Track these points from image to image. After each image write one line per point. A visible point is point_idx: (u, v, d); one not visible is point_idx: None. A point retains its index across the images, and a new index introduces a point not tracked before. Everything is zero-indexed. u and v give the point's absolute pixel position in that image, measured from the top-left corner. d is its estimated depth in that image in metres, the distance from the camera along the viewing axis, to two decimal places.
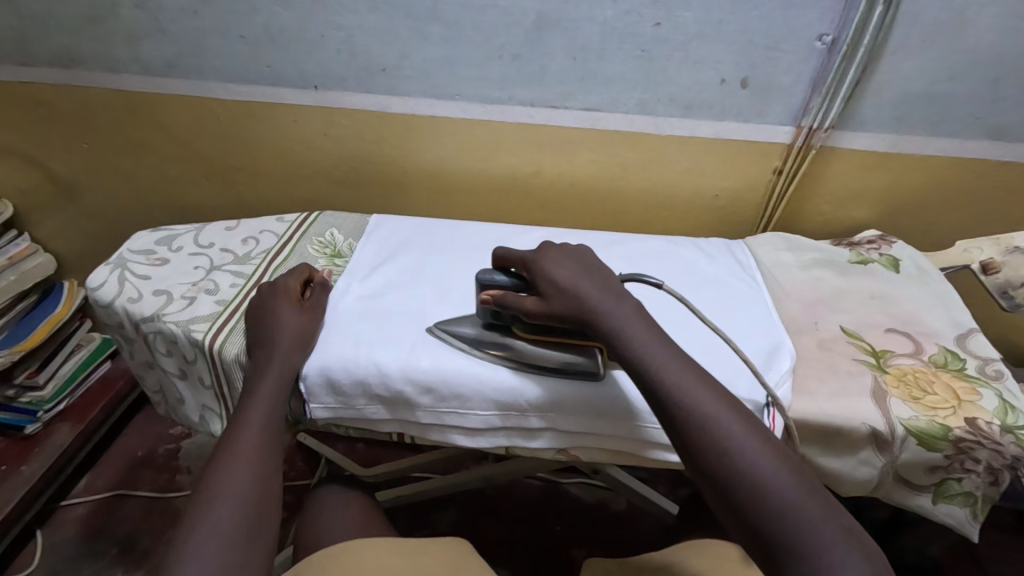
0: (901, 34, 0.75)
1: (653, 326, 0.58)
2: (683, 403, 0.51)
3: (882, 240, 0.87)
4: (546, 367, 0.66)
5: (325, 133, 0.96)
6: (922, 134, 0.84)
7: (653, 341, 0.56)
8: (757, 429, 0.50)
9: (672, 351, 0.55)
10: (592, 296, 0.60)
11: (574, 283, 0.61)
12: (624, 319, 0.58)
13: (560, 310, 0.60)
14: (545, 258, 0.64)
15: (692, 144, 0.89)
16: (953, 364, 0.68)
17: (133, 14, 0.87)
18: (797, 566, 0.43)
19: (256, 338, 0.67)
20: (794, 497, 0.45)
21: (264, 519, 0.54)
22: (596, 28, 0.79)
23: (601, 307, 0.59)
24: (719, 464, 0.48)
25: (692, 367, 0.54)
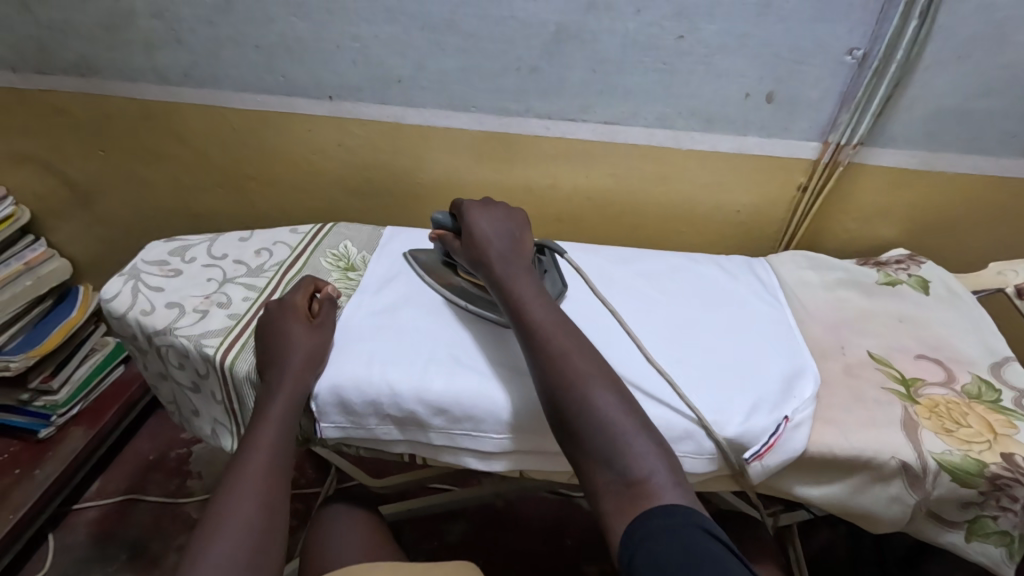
0: (936, 50, 0.72)
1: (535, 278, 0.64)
2: (541, 339, 0.57)
3: (911, 261, 0.84)
4: (467, 302, 0.74)
5: (339, 143, 0.95)
6: (954, 151, 0.81)
7: (529, 288, 0.61)
8: (600, 363, 0.56)
9: (544, 297, 0.61)
10: (491, 249, 0.65)
11: (481, 233, 0.67)
12: (510, 269, 0.63)
13: (466, 256, 0.68)
14: (472, 209, 0.70)
15: (714, 159, 0.87)
16: (987, 395, 0.65)
17: (150, 24, 0.87)
18: (607, 476, 0.50)
19: (269, 356, 0.66)
20: (619, 419, 0.51)
21: (267, 550, 0.54)
22: (618, 40, 0.77)
23: (496, 260, 0.64)
24: (561, 391, 0.53)
25: (556, 310, 0.60)
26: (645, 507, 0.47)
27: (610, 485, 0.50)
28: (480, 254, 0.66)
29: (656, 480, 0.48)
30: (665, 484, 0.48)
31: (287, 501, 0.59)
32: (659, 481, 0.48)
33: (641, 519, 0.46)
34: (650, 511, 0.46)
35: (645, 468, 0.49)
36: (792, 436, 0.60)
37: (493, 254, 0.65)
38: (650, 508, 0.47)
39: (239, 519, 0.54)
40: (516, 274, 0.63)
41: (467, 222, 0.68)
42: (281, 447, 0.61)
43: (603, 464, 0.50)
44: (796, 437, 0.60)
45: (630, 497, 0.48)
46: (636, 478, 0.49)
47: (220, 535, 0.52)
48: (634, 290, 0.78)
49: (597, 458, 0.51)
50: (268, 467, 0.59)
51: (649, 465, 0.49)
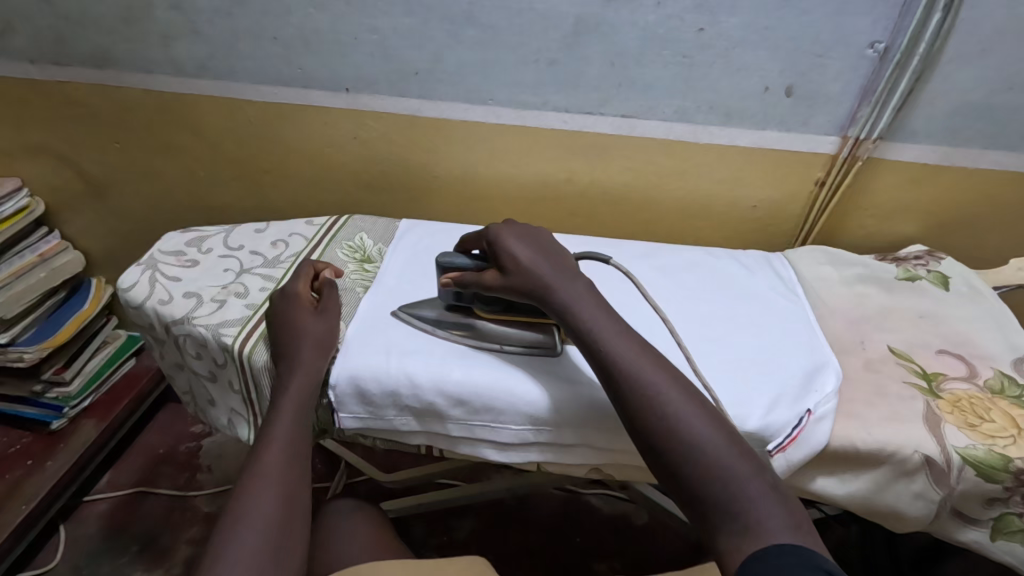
0: (958, 43, 0.72)
1: (604, 305, 0.60)
2: (627, 373, 0.53)
3: (930, 257, 0.83)
4: (504, 342, 0.68)
5: (355, 135, 0.95)
6: (975, 146, 0.81)
7: (602, 317, 0.58)
8: (694, 395, 0.52)
9: (621, 327, 0.57)
10: (547, 274, 0.62)
11: (530, 260, 0.63)
12: (578, 296, 0.60)
13: (513, 287, 0.63)
14: (503, 234, 0.66)
15: (732, 153, 0.86)
16: (1010, 390, 0.64)
17: (168, 16, 0.87)
18: (724, 520, 0.46)
19: (280, 345, 0.66)
20: (726, 455, 0.48)
21: (290, 540, 0.53)
22: (636, 33, 0.77)
23: (556, 285, 0.61)
24: (659, 430, 0.50)
25: (636, 340, 0.56)
26: (767, 550, 0.43)
27: (725, 529, 0.46)
28: (534, 281, 0.62)
29: (772, 520, 0.44)
30: (783, 524, 0.44)
31: (307, 491, 0.58)
32: (776, 523, 0.44)
33: (755, 561, 0.43)
34: (770, 551, 0.43)
35: (763, 508, 0.45)
36: (811, 427, 0.60)
37: (549, 281, 0.61)
38: (767, 548, 0.43)
39: (260, 508, 0.53)
40: (583, 300, 0.60)
41: (506, 251, 0.64)
42: (298, 438, 0.60)
43: (714, 505, 0.47)
44: (816, 429, 0.60)
45: (748, 539, 0.44)
46: (754, 520, 0.45)
47: (242, 524, 0.52)
48: (652, 285, 0.77)
49: (708, 497, 0.47)
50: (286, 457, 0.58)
51: (767, 505, 0.45)
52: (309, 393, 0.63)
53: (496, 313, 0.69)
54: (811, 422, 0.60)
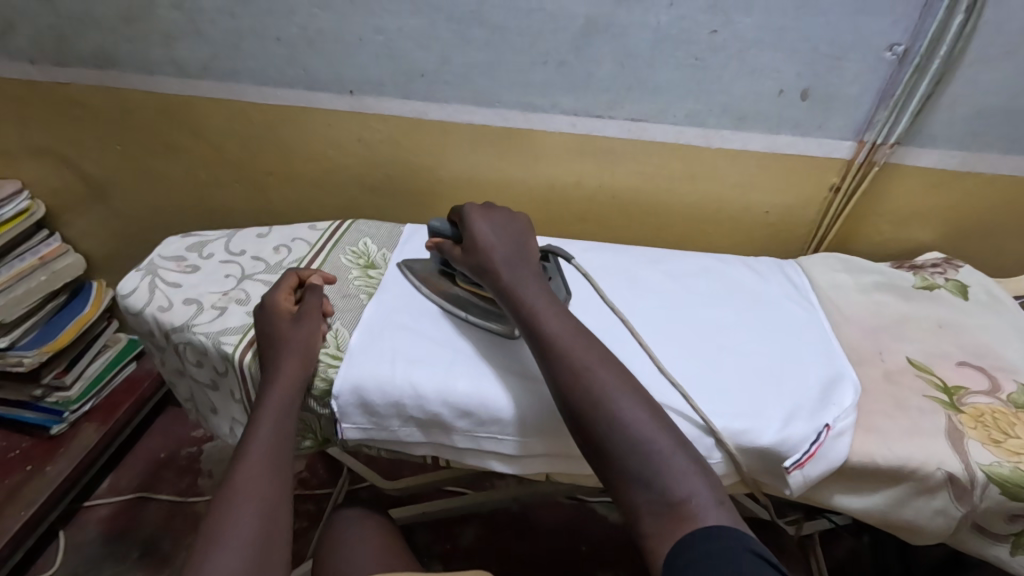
0: (980, 45, 0.70)
1: (546, 288, 0.62)
2: (564, 356, 0.54)
3: (947, 264, 0.81)
4: (468, 315, 0.70)
5: (359, 138, 0.93)
6: (995, 152, 0.79)
7: (541, 300, 0.59)
8: (622, 375, 0.54)
9: (558, 308, 0.59)
10: (495, 256, 0.63)
11: (484, 241, 0.65)
12: (521, 278, 0.62)
13: (469, 265, 0.66)
14: (473, 213, 0.68)
15: (745, 158, 0.84)
16: None
17: (170, 16, 0.85)
18: (646, 497, 0.48)
19: (265, 354, 0.65)
20: (650, 434, 0.50)
21: (273, 554, 0.51)
22: (649, 34, 0.75)
23: (500, 267, 0.63)
24: (590, 412, 0.51)
25: (572, 323, 0.58)
26: (693, 531, 0.45)
27: (649, 507, 0.48)
28: (484, 261, 0.64)
29: (693, 496, 0.46)
30: (704, 500, 0.47)
31: (291, 504, 0.56)
32: (699, 499, 0.47)
33: (686, 543, 0.44)
34: (698, 534, 0.44)
35: (684, 486, 0.47)
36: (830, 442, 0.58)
37: (496, 263, 0.63)
38: (692, 532, 0.45)
39: (239, 524, 0.51)
40: (523, 282, 0.61)
41: (471, 228, 0.66)
42: (281, 449, 0.58)
43: (639, 483, 0.48)
44: (835, 444, 0.58)
45: (672, 519, 0.46)
46: (674, 497, 0.47)
47: (221, 541, 0.50)
48: (663, 292, 0.75)
49: (633, 478, 0.49)
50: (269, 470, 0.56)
51: (688, 482, 0.47)
52: (291, 404, 0.61)
53: (470, 287, 0.71)
54: (830, 437, 0.58)
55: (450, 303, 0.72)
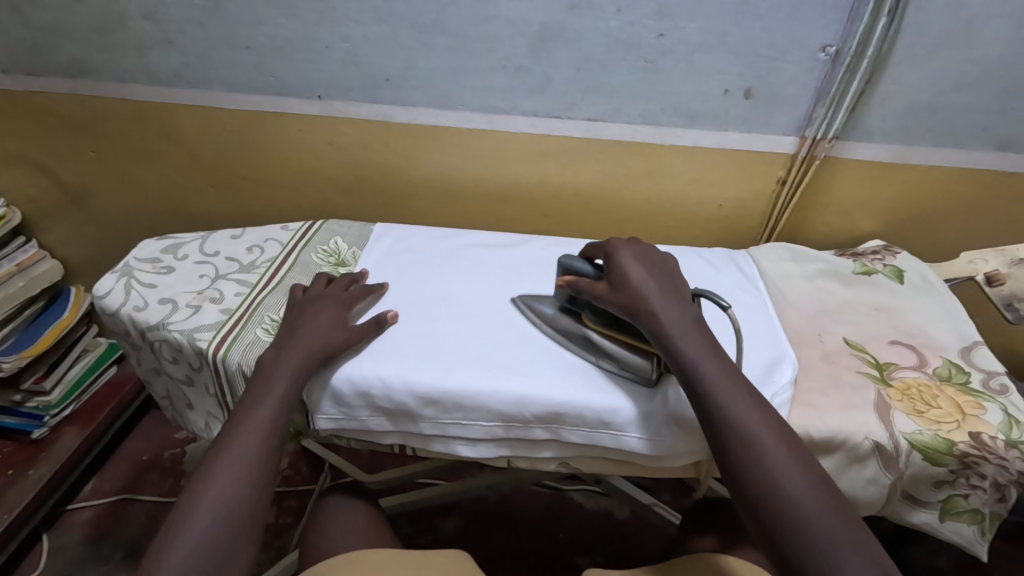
0: (906, 46, 0.75)
1: (719, 351, 0.59)
2: (740, 427, 0.53)
3: (887, 251, 0.87)
4: (601, 357, 0.68)
5: (330, 142, 0.96)
6: (927, 145, 0.84)
7: (709, 354, 0.58)
8: (803, 458, 0.51)
9: (731, 373, 0.56)
10: (652, 298, 0.62)
11: (643, 281, 0.63)
12: (688, 336, 0.59)
13: (616, 301, 0.64)
14: (619, 249, 0.67)
15: (697, 154, 0.89)
16: (957, 377, 0.67)
17: (142, 26, 0.88)
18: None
19: (288, 329, 0.69)
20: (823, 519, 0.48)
21: (246, 524, 0.53)
22: (600, 39, 0.79)
23: (662, 314, 0.61)
24: (762, 489, 0.50)
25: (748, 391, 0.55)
26: None
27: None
28: (639, 300, 0.62)
29: None
30: None
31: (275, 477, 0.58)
32: None
33: None
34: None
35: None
36: None
37: (655, 307, 0.61)
38: None
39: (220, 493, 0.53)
40: (690, 336, 0.59)
41: (618, 265, 0.65)
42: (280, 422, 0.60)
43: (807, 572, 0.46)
44: None
45: None
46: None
47: (201, 508, 0.52)
48: None
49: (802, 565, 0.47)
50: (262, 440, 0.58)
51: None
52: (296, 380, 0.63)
53: (603, 329, 0.68)
54: None
55: (574, 337, 0.70)
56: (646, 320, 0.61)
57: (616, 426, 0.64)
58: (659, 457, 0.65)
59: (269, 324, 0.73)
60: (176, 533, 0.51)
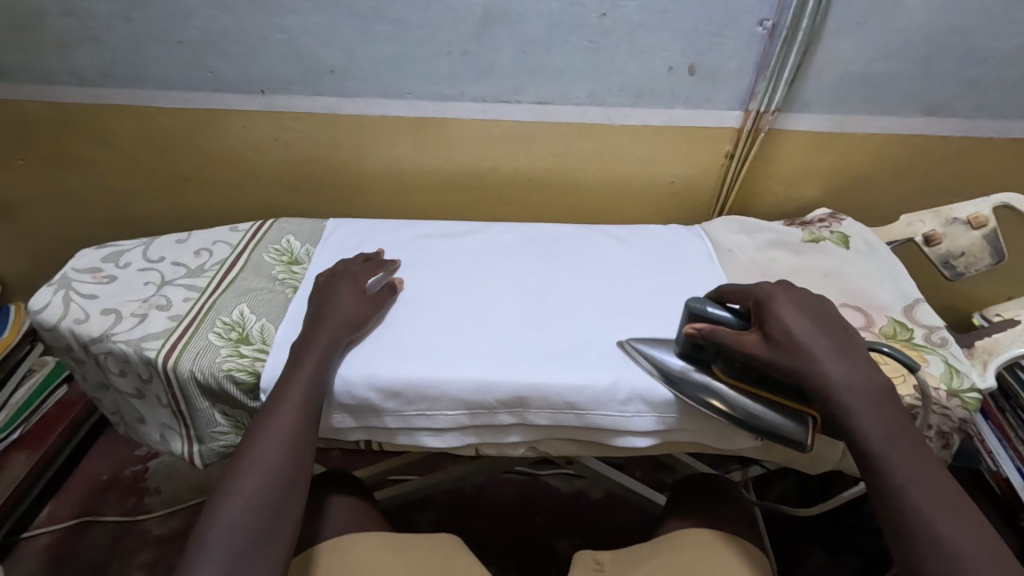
0: (838, 18, 0.77)
1: (904, 425, 0.54)
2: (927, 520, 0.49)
3: (832, 218, 0.89)
4: (738, 415, 0.61)
5: (276, 138, 0.94)
6: (863, 114, 0.87)
7: (882, 418, 0.54)
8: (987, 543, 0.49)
9: (897, 429, 0.54)
10: (816, 349, 0.57)
11: (809, 335, 0.58)
12: (869, 407, 0.55)
13: (779, 360, 0.57)
14: (776, 296, 0.61)
15: (646, 133, 0.90)
16: (901, 334, 0.70)
17: (62, 23, 0.83)
18: None
19: (316, 311, 0.70)
20: None
21: (277, 516, 0.54)
22: (543, 21, 0.78)
23: (829, 370, 0.56)
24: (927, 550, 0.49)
25: (935, 474, 0.52)
26: None
27: None
28: (801, 355, 0.57)
29: None
30: None
31: (308, 477, 0.58)
32: None
33: None
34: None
35: None
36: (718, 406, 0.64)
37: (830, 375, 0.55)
38: None
39: (250, 491, 0.54)
40: (856, 391, 0.55)
41: (777, 316, 0.59)
42: (312, 412, 0.61)
43: None
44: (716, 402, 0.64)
45: None
46: None
47: (227, 508, 0.53)
48: (578, 266, 0.81)
49: None
50: (293, 433, 0.58)
51: None
52: (324, 368, 0.63)
53: (747, 386, 0.61)
54: None
55: (707, 394, 0.63)
56: (816, 380, 0.56)
57: (581, 406, 0.65)
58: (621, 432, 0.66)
59: (221, 327, 0.71)
60: (205, 537, 0.51)
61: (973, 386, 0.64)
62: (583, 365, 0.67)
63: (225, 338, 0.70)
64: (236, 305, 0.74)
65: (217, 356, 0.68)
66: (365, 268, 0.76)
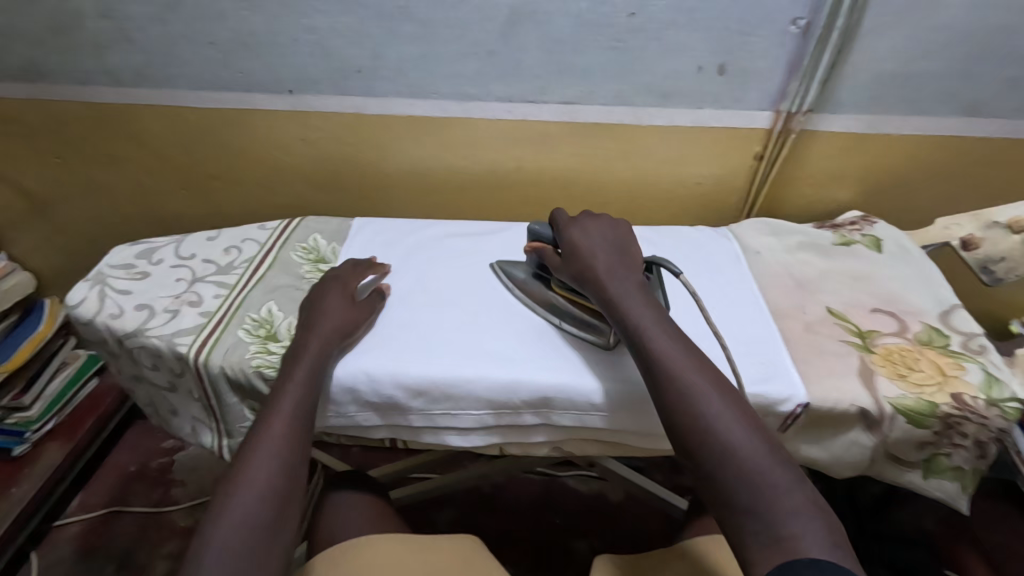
0: (875, 16, 0.75)
1: (659, 308, 0.60)
2: (667, 365, 0.54)
3: (864, 221, 0.87)
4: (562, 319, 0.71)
5: (303, 137, 0.95)
6: (898, 114, 0.85)
7: (644, 304, 0.59)
8: (736, 400, 0.52)
9: (660, 315, 0.58)
10: (596, 259, 0.64)
11: (591, 248, 0.65)
12: (633, 296, 0.60)
13: (570, 272, 0.66)
14: (571, 221, 0.70)
15: (672, 133, 0.89)
16: (938, 341, 0.68)
17: (99, 25, 0.85)
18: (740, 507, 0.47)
19: (303, 324, 0.69)
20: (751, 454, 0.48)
21: (276, 539, 0.53)
22: (571, 21, 0.78)
23: (605, 274, 0.63)
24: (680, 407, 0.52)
25: (688, 345, 0.56)
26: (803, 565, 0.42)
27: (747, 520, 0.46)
28: (585, 266, 0.64)
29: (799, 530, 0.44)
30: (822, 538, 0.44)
31: (300, 492, 0.57)
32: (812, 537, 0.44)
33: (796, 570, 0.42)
34: (795, 566, 0.42)
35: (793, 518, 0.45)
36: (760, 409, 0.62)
37: (602, 269, 0.63)
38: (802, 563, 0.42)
39: (245, 511, 0.52)
40: (627, 290, 0.61)
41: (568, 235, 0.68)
42: (304, 429, 0.60)
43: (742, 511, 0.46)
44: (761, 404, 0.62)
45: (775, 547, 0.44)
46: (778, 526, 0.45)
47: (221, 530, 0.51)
48: None
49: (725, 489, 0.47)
50: (287, 453, 0.57)
51: (794, 513, 0.45)
52: (315, 381, 0.62)
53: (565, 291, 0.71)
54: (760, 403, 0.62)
55: (542, 302, 0.73)
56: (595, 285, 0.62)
57: (606, 408, 0.64)
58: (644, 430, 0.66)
59: (249, 324, 0.72)
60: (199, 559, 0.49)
61: (1013, 396, 0.62)
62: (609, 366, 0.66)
63: (254, 334, 0.71)
64: (264, 303, 0.75)
65: (246, 353, 0.69)
66: (353, 271, 0.76)
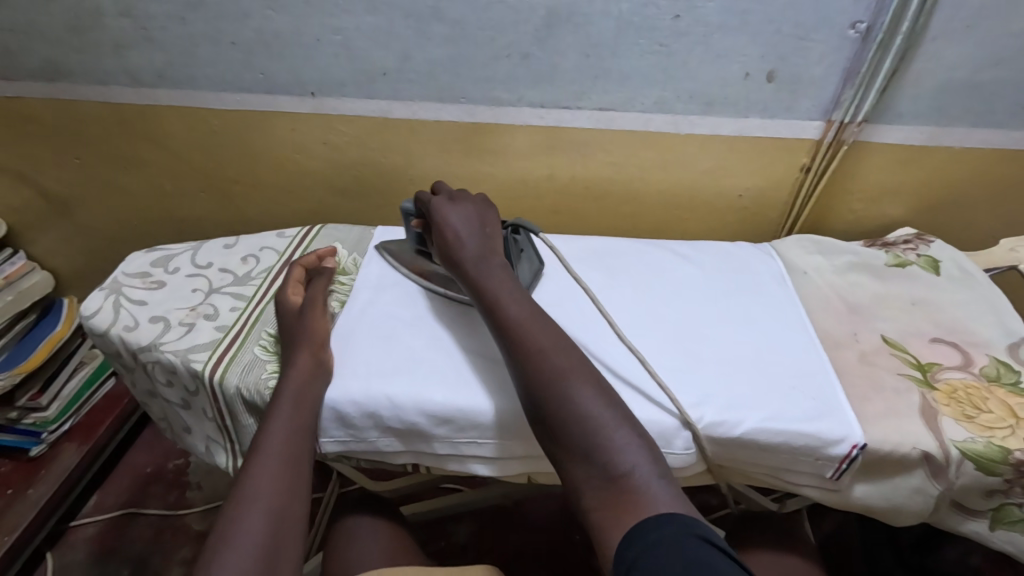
0: (944, 19, 0.69)
1: (511, 276, 0.61)
2: (519, 334, 0.55)
3: (919, 240, 0.82)
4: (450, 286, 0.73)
5: (324, 140, 0.91)
6: (961, 125, 0.79)
7: (495, 271, 0.61)
8: (578, 360, 0.54)
9: (514, 284, 0.60)
10: (458, 231, 0.64)
11: (451, 219, 0.65)
12: (489, 265, 0.61)
13: (440, 251, 0.65)
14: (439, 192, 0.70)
15: (714, 144, 0.84)
16: (1006, 377, 0.63)
17: (119, 24, 0.82)
18: (582, 459, 0.49)
19: (287, 347, 0.66)
20: (592, 409, 0.50)
21: None
22: (612, 23, 0.73)
23: (467, 247, 0.63)
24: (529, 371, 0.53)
25: (534, 308, 0.58)
26: (647, 518, 0.45)
27: (586, 468, 0.49)
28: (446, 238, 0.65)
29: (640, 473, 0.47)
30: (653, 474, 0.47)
31: (299, 536, 0.54)
32: (648, 478, 0.47)
33: (649, 522, 0.44)
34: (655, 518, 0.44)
35: (627, 458, 0.48)
36: (815, 450, 0.57)
37: (463, 241, 0.63)
38: (646, 512, 0.45)
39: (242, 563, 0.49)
40: (487, 260, 0.62)
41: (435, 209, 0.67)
42: (299, 473, 0.57)
43: (585, 458, 0.49)
44: (815, 445, 0.57)
45: (615, 491, 0.47)
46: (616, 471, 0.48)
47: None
48: (638, 278, 0.76)
49: (572, 442, 0.50)
50: (281, 500, 0.55)
51: (628, 454, 0.48)
52: (303, 417, 0.59)
53: None
54: (814, 445, 0.57)
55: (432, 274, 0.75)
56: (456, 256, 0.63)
57: None
58: (685, 471, 0.60)
59: (267, 341, 0.69)
60: None
61: None
62: (652, 392, 0.61)
63: (271, 352, 0.68)
64: None
65: (263, 373, 0.66)
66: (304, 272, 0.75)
